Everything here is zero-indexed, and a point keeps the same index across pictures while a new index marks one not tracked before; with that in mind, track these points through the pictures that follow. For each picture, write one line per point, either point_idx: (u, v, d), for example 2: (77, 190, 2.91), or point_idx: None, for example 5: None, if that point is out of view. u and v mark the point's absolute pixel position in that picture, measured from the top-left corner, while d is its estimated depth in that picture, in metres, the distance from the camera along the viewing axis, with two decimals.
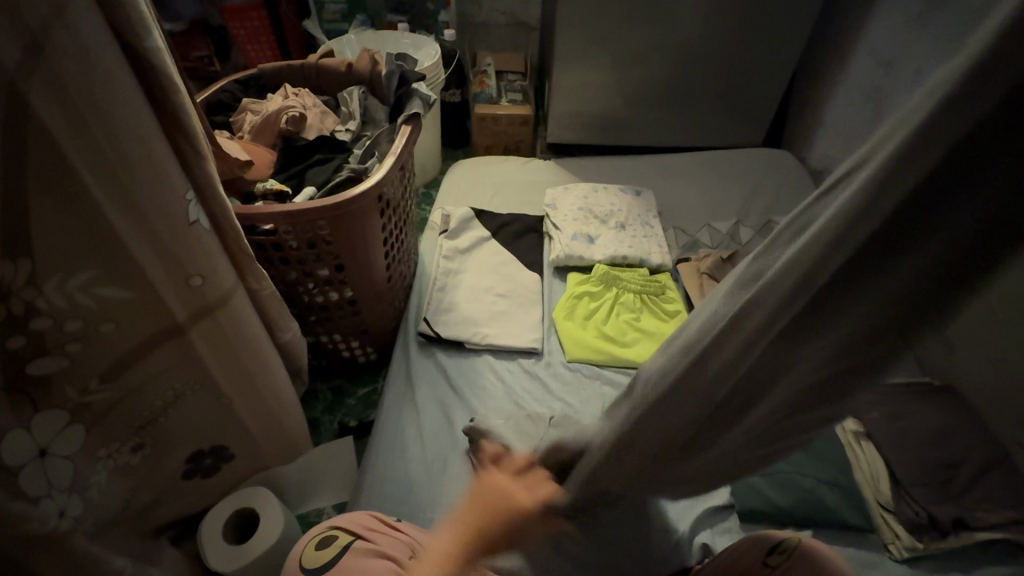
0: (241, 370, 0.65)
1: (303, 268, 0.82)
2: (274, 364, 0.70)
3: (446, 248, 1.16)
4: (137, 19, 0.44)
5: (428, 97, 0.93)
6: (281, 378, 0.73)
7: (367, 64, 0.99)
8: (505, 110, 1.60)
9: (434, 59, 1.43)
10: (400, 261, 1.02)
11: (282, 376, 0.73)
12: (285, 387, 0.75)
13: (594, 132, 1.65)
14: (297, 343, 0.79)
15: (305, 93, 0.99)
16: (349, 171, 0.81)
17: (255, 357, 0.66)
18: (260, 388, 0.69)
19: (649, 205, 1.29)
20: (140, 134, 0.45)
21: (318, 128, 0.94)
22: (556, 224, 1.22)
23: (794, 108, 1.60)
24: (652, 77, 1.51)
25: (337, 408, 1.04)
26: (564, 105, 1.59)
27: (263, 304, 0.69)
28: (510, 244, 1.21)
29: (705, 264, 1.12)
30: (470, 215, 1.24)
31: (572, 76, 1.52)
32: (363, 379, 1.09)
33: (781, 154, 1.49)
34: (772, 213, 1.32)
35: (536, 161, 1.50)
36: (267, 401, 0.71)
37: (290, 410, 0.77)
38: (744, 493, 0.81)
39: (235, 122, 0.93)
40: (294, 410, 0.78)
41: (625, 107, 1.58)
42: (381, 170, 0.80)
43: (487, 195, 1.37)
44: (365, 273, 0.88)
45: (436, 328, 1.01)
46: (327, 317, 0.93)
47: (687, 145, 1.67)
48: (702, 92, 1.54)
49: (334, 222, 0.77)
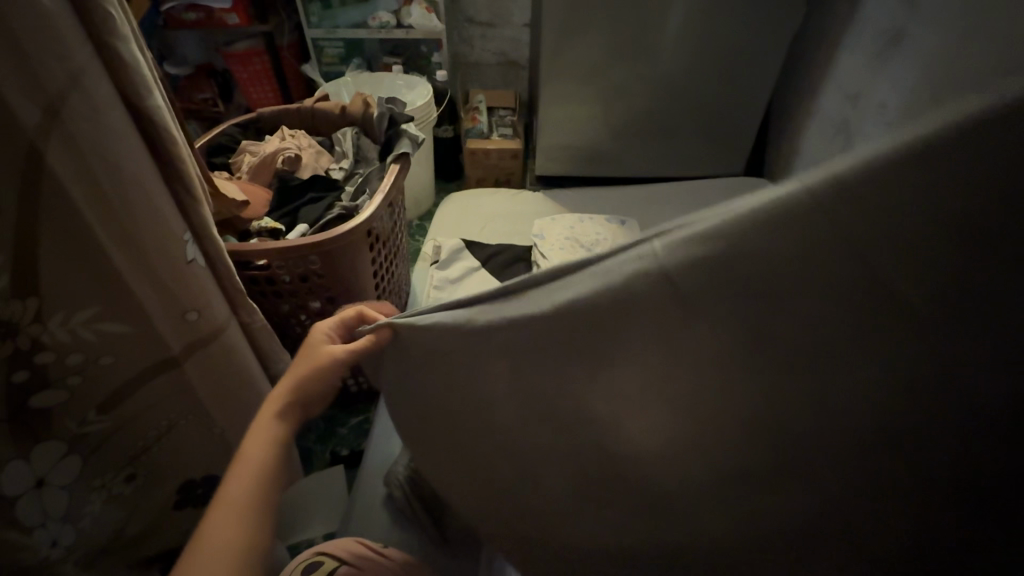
0: (233, 400, 0.68)
1: (296, 300, 0.85)
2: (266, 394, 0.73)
3: (436, 278, 1.21)
4: (142, 81, 0.48)
5: (417, 137, 0.98)
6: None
7: (360, 107, 1.05)
8: (495, 145, 1.66)
9: (425, 98, 1.50)
10: (390, 292, 1.06)
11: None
12: None
13: (582, 164, 1.71)
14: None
15: (300, 134, 1.05)
16: (339, 209, 0.86)
17: (247, 389, 0.69)
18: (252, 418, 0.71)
19: (634, 234, 1.33)
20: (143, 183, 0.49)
21: (312, 168, 0.99)
22: (544, 253, 1.26)
23: (772, 138, 1.67)
24: (635, 112, 1.58)
25: (329, 437, 1.06)
26: (551, 140, 1.66)
27: (255, 336, 0.72)
28: (499, 273, 1.25)
29: None
30: (460, 246, 1.29)
31: (558, 112, 1.59)
32: (356, 408, 1.11)
33: (760, 183, 1.55)
34: None
35: (525, 192, 1.55)
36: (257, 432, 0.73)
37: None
38: None
39: (234, 163, 0.98)
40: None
41: (611, 140, 1.65)
42: (370, 207, 0.84)
43: (478, 227, 1.42)
44: None
45: None
46: None
47: (672, 174, 1.73)
48: (684, 125, 1.60)
49: (324, 257, 0.81)
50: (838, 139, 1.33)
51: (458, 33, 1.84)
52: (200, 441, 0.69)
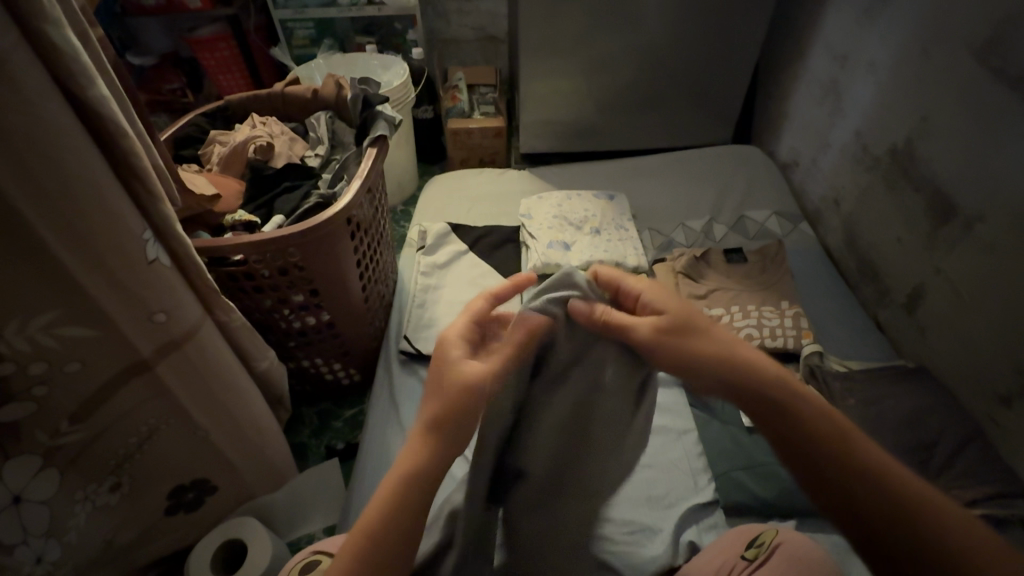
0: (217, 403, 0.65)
1: (278, 296, 0.83)
2: (254, 393, 0.70)
3: (423, 264, 1.17)
4: (83, 68, 0.45)
5: (393, 118, 0.94)
6: (261, 409, 0.72)
7: (333, 90, 1.01)
8: (477, 124, 1.62)
9: (401, 79, 1.45)
10: (376, 281, 1.03)
11: (264, 407, 0.74)
12: (267, 417, 0.74)
13: (567, 140, 1.67)
14: (277, 370, 0.79)
15: (272, 121, 1.00)
16: (317, 198, 0.82)
17: (232, 391, 0.66)
18: (241, 419, 0.69)
19: (623, 209, 1.31)
20: (89, 178, 0.45)
21: (287, 156, 0.95)
22: (532, 233, 1.23)
23: (759, 104, 1.64)
24: (620, 83, 1.54)
25: (323, 431, 1.04)
26: (535, 116, 1.61)
27: (233, 333, 0.69)
28: (488, 256, 1.22)
29: (680, 263, 1.14)
30: (446, 229, 1.25)
31: (540, 86, 1.55)
32: (349, 400, 1.09)
33: (749, 149, 1.52)
34: (743, 209, 1.35)
35: (511, 171, 1.52)
36: (248, 434, 0.71)
37: (273, 438, 0.76)
38: (727, 488, 0.83)
39: (203, 155, 0.94)
40: (279, 439, 0.78)
41: (596, 114, 1.61)
42: (349, 194, 0.81)
43: (463, 209, 1.39)
44: (341, 296, 0.88)
45: (417, 345, 1.02)
46: (306, 343, 0.93)
47: (660, 146, 1.69)
48: (670, 94, 1.56)
49: (304, 249, 0.78)
50: (827, 102, 1.30)
51: (433, 8, 1.77)
52: (187, 445, 0.67)
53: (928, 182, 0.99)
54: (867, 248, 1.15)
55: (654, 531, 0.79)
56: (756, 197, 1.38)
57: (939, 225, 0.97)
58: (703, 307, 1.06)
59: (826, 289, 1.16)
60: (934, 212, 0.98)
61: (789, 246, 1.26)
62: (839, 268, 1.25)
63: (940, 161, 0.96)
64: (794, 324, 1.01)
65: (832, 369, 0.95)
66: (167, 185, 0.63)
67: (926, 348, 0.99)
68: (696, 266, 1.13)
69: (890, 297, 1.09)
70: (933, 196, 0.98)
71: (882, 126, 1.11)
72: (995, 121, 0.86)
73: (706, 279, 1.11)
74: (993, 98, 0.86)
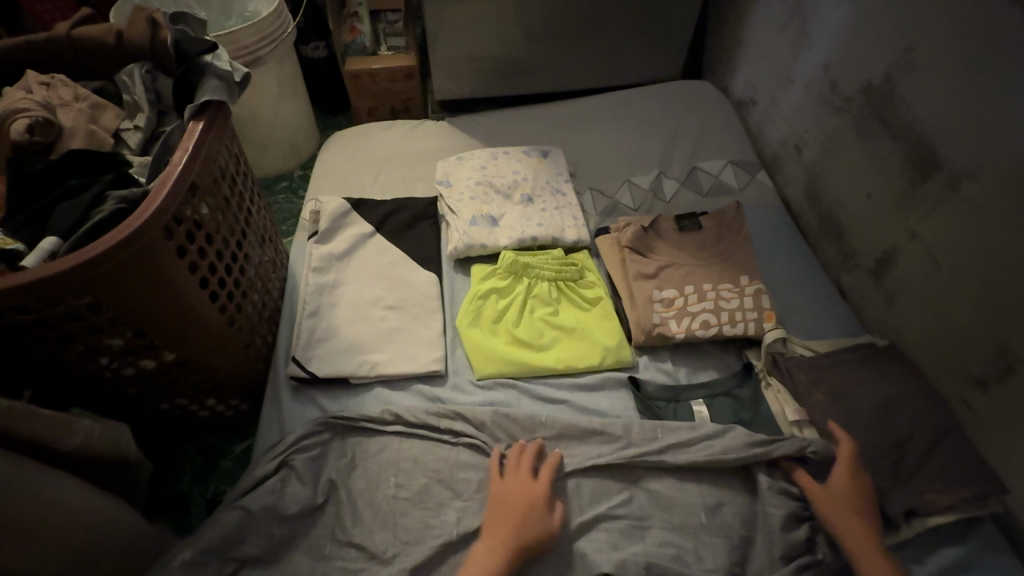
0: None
1: (85, 344, 0.59)
2: (48, 478, 0.53)
3: (316, 256, 0.94)
4: None
5: (229, 73, 0.67)
6: (74, 496, 0.56)
7: (144, 31, 0.72)
8: (382, 63, 1.32)
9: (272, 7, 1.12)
10: (250, 291, 0.80)
11: (81, 491, 0.57)
12: (94, 505, 0.58)
13: (494, 80, 1.41)
14: (106, 434, 0.62)
15: (59, 81, 0.71)
16: (114, 202, 0.57)
17: (11, 490, 0.49)
18: (42, 522, 0.52)
19: (559, 168, 1.10)
20: None
21: (86, 134, 0.68)
22: (451, 206, 1.02)
23: (712, 29, 1.41)
24: (552, 5, 1.26)
25: (209, 476, 0.85)
26: (453, 52, 1.33)
27: (7, 418, 0.51)
28: (401, 238, 1.00)
29: (626, 235, 0.97)
30: (345, 207, 1.01)
31: (455, 13, 1.25)
32: (240, 432, 0.89)
33: (702, 85, 1.32)
34: (695, 160, 1.17)
35: (427, 123, 1.26)
36: (61, 539, 0.54)
37: (110, 525, 0.61)
38: (687, 516, 0.71)
39: None
40: (120, 519, 0.62)
41: (527, 47, 1.34)
42: (160, 198, 0.57)
43: (369, 176, 1.14)
44: (184, 330, 0.66)
45: (310, 367, 0.82)
46: (155, 387, 0.71)
47: (601, 85, 1.46)
48: (612, 20, 1.31)
49: (97, 284, 0.54)
50: (791, 27, 1.10)
51: None
52: None
53: (908, 128, 0.84)
54: (830, 203, 1.02)
55: None
56: (710, 144, 1.20)
57: (919, 180, 0.83)
58: (654, 288, 0.90)
59: (784, 254, 1.03)
60: (912, 165, 0.84)
61: (746, 202, 1.11)
62: (799, 224, 1.12)
63: (925, 103, 0.81)
64: (755, 305, 0.88)
65: (796, 355, 0.84)
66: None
67: (890, 317, 0.91)
68: (644, 238, 0.96)
69: (853, 261, 0.98)
70: (913, 146, 0.84)
71: (856, 58, 0.93)
72: (995, 54, 0.71)
73: (657, 254, 0.95)
74: (995, 25, 0.70)
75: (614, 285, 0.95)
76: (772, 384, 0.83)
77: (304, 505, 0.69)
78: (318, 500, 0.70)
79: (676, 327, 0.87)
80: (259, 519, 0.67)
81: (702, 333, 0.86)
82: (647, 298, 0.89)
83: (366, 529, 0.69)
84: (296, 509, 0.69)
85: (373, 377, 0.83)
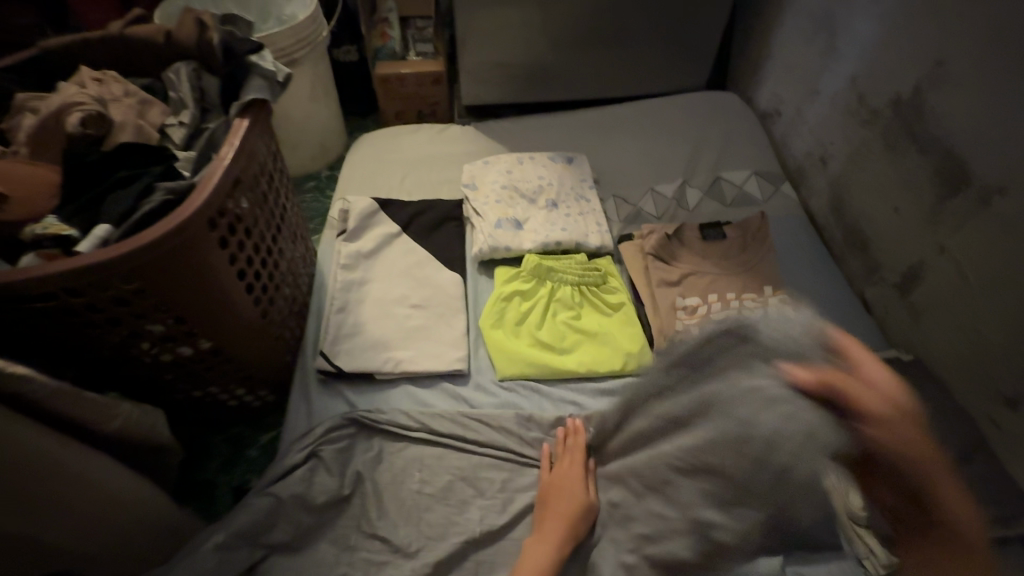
0: (47, 493, 0.50)
1: (128, 329, 0.62)
2: (89, 457, 0.55)
3: (344, 254, 0.96)
4: None
5: (273, 73, 0.70)
6: (115, 475, 0.58)
7: (192, 31, 0.75)
8: (411, 68, 1.35)
9: (308, 11, 1.16)
10: (281, 285, 0.82)
11: (118, 472, 0.59)
12: (129, 487, 0.60)
13: (520, 87, 1.43)
14: (143, 419, 0.64)
15: (110, 78, 0.74)
16: (164, 194, 0.59)
17: (59, 467, 0.51)
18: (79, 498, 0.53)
19: (584, 174, 1.11)
20: None
21: (134, 127, 0.70)
22: (476, 208, 1.03)
23: (737, 42, 1.42)
24: (580, 15, 1.28)
25: (235, 465, 0.86)
26: (480, 59, 1.36)
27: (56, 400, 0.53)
28: (426, 238, 1.02)
29: (650, 242, 0.97)
30: (373, 207, 1.03)
31: (483, 21, 1.28)
32: (266, 424, 0.91)
33: (726, 96, 1.32)
34: (720, 170, 1.18)
35: (453, 127, 1.28)
36: (101, 515, 0.57)
37: (143, 506, 0.62)
38: None
39: (9, 128, 0.67)
40: (153, 501, 0.64)
41: (553, 55, 1.36)
42: (207, 190, 0.59)
43: (396, 177, 1.16)
44: (222, 319, 0.68)
45: (337, 361, 0.84)
46: (189, 375, 0.73)
47: (625, 95, 1.47)
48: (638, 31, 1.33)
49: (145, 272, 0.56)
50: (819, 40, 1.10)
51: None
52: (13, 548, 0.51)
53: (939, 142, 0.84)
54: (856, 216, 1.02)
55: None
56: (735, 155, 1.20)
57: (949, 195, 0.83)
58: (677, 296, 0.91)
59: (808, 266, 1.03)
60: (942, 179, 0.83)
61: (771, 213, 1.11)
62: (824, 237, 1.11)
63: (957, 117, 0.80)
64: None
65: None
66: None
67: (916, 332, 0.90)
68: (668, 245, 0.97)
69: (880, 275, 0.97)
70: (944, 160, 0.83)
71: (886, 71, 0.93)
72: None
73: (680, 262, 0.95)
74: None
75: (636, 291, 0.95)
76: None
77: (333, 497, 0.71)
78: (342, 491, 0.71)
79: None
80: (285, 508, 0.68)
81: None
82: (671, 305, 0.90)
83: (394, 522, 0.70)
84: (322, 499, 0.70)
85: (398, 373, 0.84)
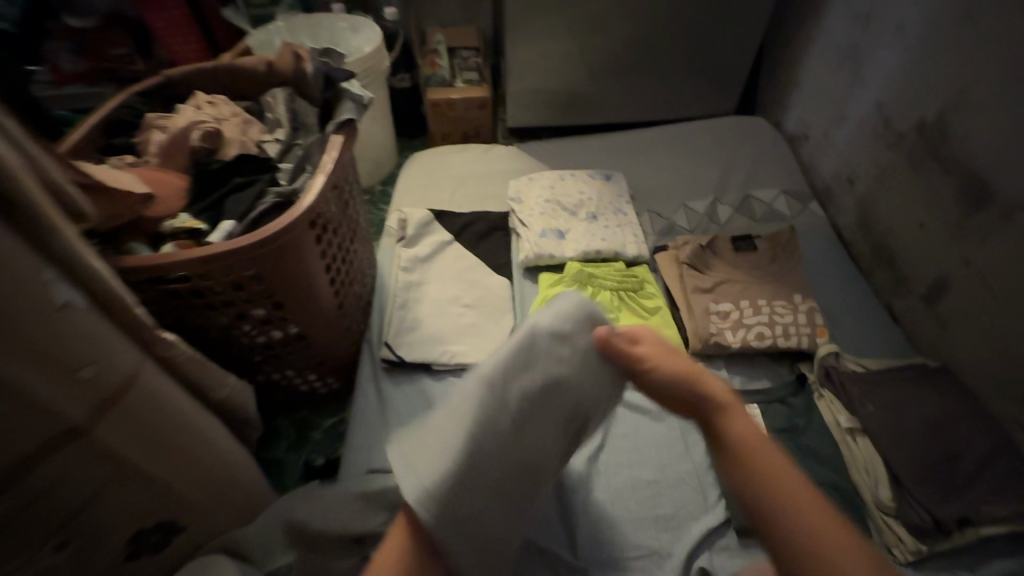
0: (173, 445, 0.59)
1: (235, 311, 0.72)
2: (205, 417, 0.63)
3: (404, 259, 1.06)
4: None
5: (361, 97, 0.81)
6: (221, 436, 0.67)
7: (291, 62, 0.87)
8: (459, 94, 1.47)
9: (372, 44, 1.29)
10: (352, 281, 0.92)
11: (223, 435, 0.68)
12: (230, 448, 0.69)
13: (559, 112, 1.54)
14: (240, 393, 0.73)
15: (220, 101, 0.86)
16: (274, 197, 0.70)
17: (188, 421, 0.60)
18: (194, 451, 0.62)
19: (620, 190, 1.20)
20: None
21: (240, 142, 0.82)
22: (522, 220, 1.13)
23: (766, 71, 1.51)
24: (617, 46, 1.39)
25: (302, 445, 0.95)
26: (523, 86, 1.48)
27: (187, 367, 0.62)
28: (476, 246, 1.11)
29: (684, 252, 1.05)
30: (429, 217, 1.14)
31: (528, 52, 1.40)
32: (329, 410, 1.00)
33: (755, 120, 1.40)
34: (749, 188, 1.25)
35: (499, 147, 1.39)
36: (210, 469, 0.66)
37: (237, 467, 0.71)
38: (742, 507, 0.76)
39: (139, 142, 0.80)
40: (245, 464, 0.73)
41: (591, 83, 1.47)
42: (311, 193, 0.69)
43: (447, 191, 1.27)
44: (310, 307, 0.78)
45: (398, 352, 0.93)
46: (275, 357, 0.83)
47: (658, 119, 1.57)
48: (671, 61, 1.43)
49: (259, 261, 0.67)
50: (845, 69, 1.18)
51: None
52: (144, 490, 0.59)
53: (961, 162, 0.89)
54: (883, 232, 1.07)
55: (662, 557, 0.73)
56: (763, 174, 1.27)
57: (972, 211, 0.88)
58: (710, 301, 0.98)
59: (835, 278, 1.09)
60: (965, 197, 0.89)
61: (799, 229, 1.18)
62: (851, 251, 1.16)
63: (980, 140, 0.86)
64: (808, 321, 0.94)
65: (849, 370, 0.88)
66: (85, 208, 0.51)
67: (941, 341, 0.94)
68: (702, 256, 1.04)
69: (906, 287, 1.02)
70: (967, 179, 0.88)
71: (909, 97, 1.00)
72: None
73: (713, 271, 1.02)
74: None
75: (672, 297, 1.02)
76: (825, 395, 0.88)
77: None
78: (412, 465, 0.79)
79: (732, 338, 0.93)
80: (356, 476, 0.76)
81: (757, 344, 0.92)
82: (705, 310, 0.96)
83: None
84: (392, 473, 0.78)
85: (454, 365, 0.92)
